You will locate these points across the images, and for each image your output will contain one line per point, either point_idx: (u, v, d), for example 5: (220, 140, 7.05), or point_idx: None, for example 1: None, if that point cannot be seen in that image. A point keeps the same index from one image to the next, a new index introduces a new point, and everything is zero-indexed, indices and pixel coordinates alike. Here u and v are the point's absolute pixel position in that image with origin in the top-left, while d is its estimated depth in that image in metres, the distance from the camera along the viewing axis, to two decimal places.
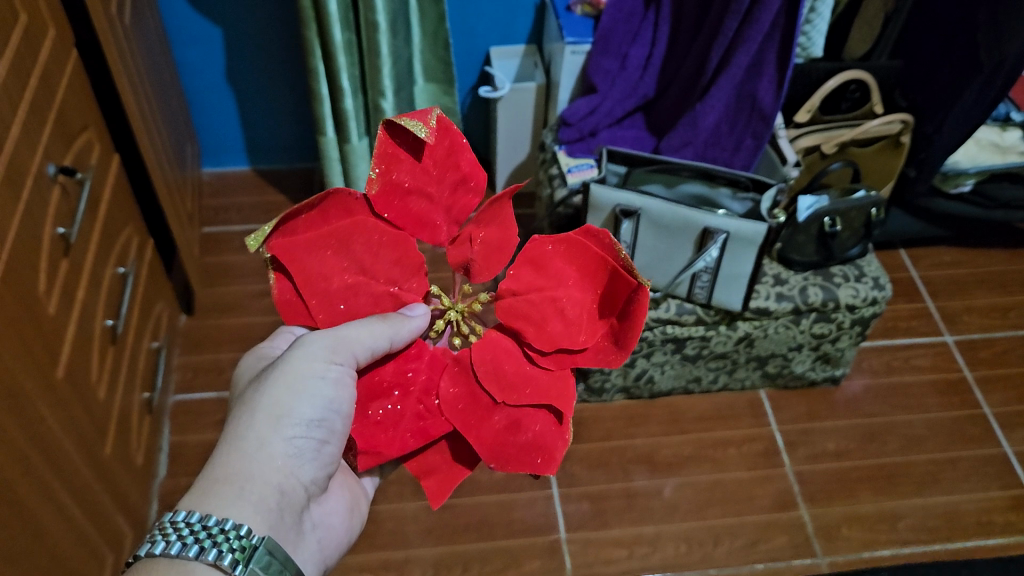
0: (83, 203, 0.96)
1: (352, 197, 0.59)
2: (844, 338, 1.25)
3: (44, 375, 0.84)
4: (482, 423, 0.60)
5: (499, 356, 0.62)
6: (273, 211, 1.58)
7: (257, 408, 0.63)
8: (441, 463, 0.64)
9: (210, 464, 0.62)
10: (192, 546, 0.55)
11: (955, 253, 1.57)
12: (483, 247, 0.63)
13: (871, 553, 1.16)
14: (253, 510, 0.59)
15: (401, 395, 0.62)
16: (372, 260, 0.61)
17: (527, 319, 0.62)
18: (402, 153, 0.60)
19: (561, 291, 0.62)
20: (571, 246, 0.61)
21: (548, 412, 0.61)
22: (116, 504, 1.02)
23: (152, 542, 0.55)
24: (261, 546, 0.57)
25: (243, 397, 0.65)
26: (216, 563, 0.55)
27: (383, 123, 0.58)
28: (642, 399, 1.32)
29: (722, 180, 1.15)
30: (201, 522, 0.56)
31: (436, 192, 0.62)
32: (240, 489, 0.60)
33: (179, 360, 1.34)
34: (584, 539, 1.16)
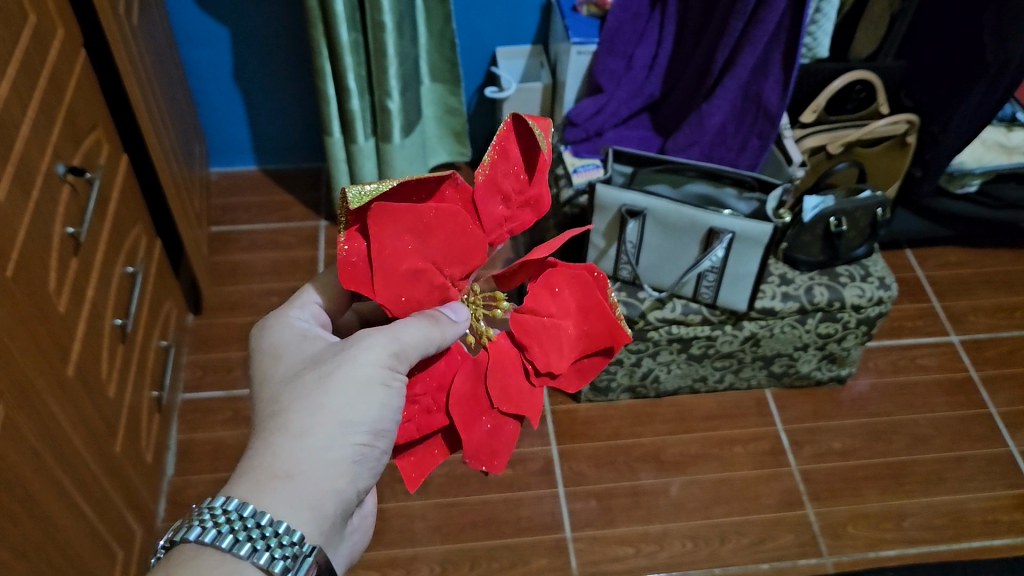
0: (93, 202, 0.97)
1: (451, 184, 0.59)
2: (850, 338, 1.25)
3: (55, 371, 0.84)
4: (475, 429, 0.61)
5: (504, 363, 0.62)
6: (280, 211, 1.59)
7: (325, 409, 0.58)
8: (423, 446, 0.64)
9: (263, 454, 0.57)
10: (245, 544, 0.53)
11: (962, 252, 1.57)
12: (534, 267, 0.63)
13: (877, 551, 1.17)
14: (310, 516, 0.56)
15: (421, 386, 0.63)
16: (444, 252, 0.59)
17: (536, 339, 0.62)
18: (509, 154, 0.61)
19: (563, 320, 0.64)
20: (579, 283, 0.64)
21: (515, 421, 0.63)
22: (125, 502, 1.02)
23: (200, 527, 0.54)
24: (310, 555, 0.55)
25: (295, 384, 0.60)
26: (267, 568, 0.53)
27: (513, 115, 0.60)
28: (648, 398, 1.32)
29: (727, 180, 1.16)
30: (256, 518, 0.54)
31: (510, 203, 0.62)
32: (301, 491, 0.56)
33: (187, 358, 1.35)
34: (591, 537, 1.16)
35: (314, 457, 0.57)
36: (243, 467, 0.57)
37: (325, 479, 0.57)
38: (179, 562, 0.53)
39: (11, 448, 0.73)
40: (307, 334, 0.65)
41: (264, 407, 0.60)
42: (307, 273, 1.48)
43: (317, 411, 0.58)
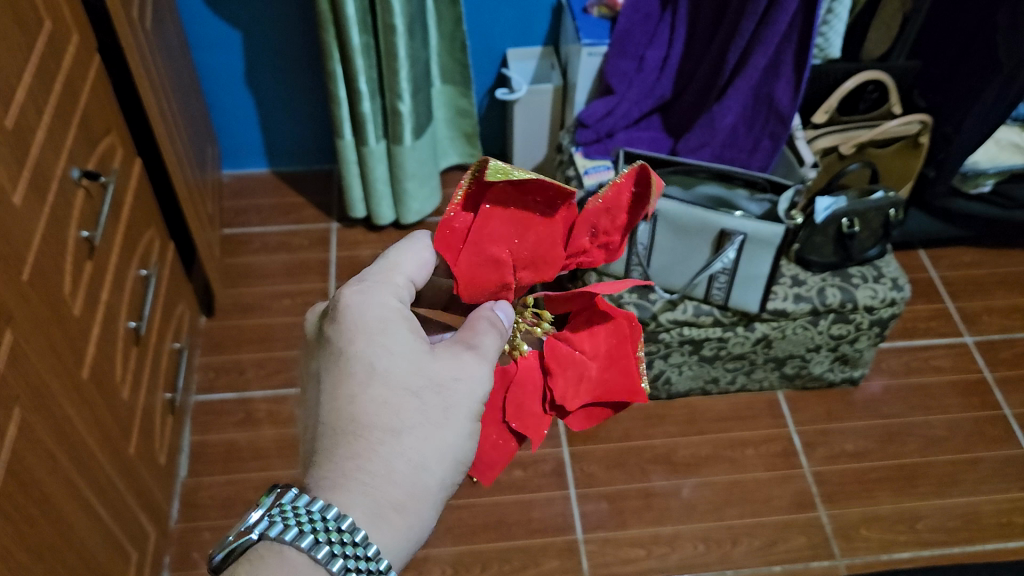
0: (107, 206, 0.98)
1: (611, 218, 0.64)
2: (862, 339, 1.25)
3: (69, 374, 0.85)
4: (494, 464, 0.64)
5: (525, 381, 0.64)
6: (293, 213, 1.59)
7: (438, 436, 0.57)
8: None
9: (379, 479, 0.55)
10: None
11: (976, 253, 1.56)
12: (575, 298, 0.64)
13: (890, 554, 1.16)
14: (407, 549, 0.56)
15: None
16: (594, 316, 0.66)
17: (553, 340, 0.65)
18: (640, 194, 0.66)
19: (592, 362, 0.64)
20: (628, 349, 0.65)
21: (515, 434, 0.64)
22: (139, 503, 1.03)
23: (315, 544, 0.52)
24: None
25: (415, 403, 0.57)
26: None
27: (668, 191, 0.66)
28: (659, 400, 1.32)
29: (739, 182, 1.16)
30: (366, 550, 0.52)
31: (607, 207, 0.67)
32: (408, 525, 0.55)
33: (200, 359, 1.36)
34: (602, 538, 1.16)
35: (426, 488, 0.57)
36: (360, 485, 0.55)
37: (432, 509, 0.57)
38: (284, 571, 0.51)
39: (27, 450, 0.74)
40: (411, 327, 0.60)
41: (379, 414, 0.56)
42: (319, 275, 1.49)
43: (432, 440, 0.57)
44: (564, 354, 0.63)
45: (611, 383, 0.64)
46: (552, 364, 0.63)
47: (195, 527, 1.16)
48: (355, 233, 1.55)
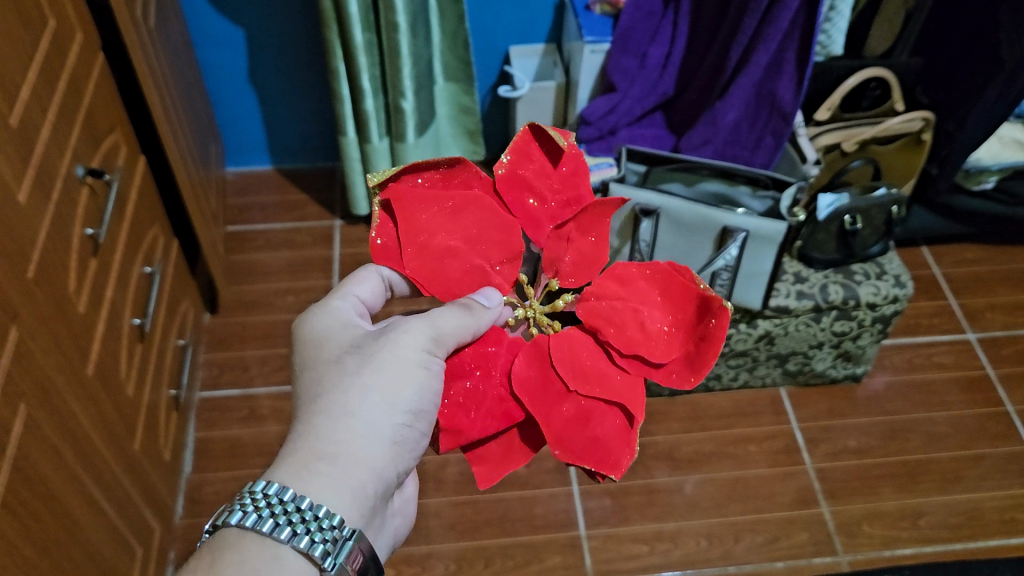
0: (112, 203, 0.98)
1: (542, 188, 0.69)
2: (865, 336, 1.25)
3: (74, 370, 0.85)
4: (622, 450, 0.63)
5: (577, 347, 0.65)
6: (296, 210, 1.60)
7: (368, 390, 0.61)
8: (493, 454, 0.65)
9: (308, 441, 0.59)
10: (285, 528, 0.55)
11: (979, 249, 1.56)
12: (578, 258, 0.68)
13: (893, 550, 1.16)
14: (348, 497, 0.58)
15: (482, 376, 0.64)
16: (624, 272, 0.69)
17: (608, 320, 0.65)
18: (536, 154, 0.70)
19: (643, 307, 0.66)
20: (667, 276, 0.67)
21: (617, 411, 0.63)
22: (144, 499, 1.04)
23: (243, 513, 0.55)
24: (352, 538, 0.57)
25: (344, 370, 0.63)
26: (307, 551, 0.55)
27: (535, 127, 0.70)
28: (662, 397, 1.32)
29: (742, 178, 1.16)
30: (296, 503, 0.55)
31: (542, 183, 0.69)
32: (345, 473, 0.59)
33: (204, 356, 1.36)
34: (605, 534, 1.17)
35: (359, 438, 0.60)
36: (293, 447, 0.60)
37: (368, 459, 0.60)
38: (224, 545, 0.54)
39: (33, 446, 0.74)
40: (350, 328, 0.66)
41: (311, 389, 0.63)
42: (323, 272, 1.49)
43: (358, 395, 0.61)
44: (608, 313, 0.65)
45: (681, 314, 0.66)
46: (602, 327, 0.64)
47: (200, 523, 1.17)
48: (358, 230, 1.56)
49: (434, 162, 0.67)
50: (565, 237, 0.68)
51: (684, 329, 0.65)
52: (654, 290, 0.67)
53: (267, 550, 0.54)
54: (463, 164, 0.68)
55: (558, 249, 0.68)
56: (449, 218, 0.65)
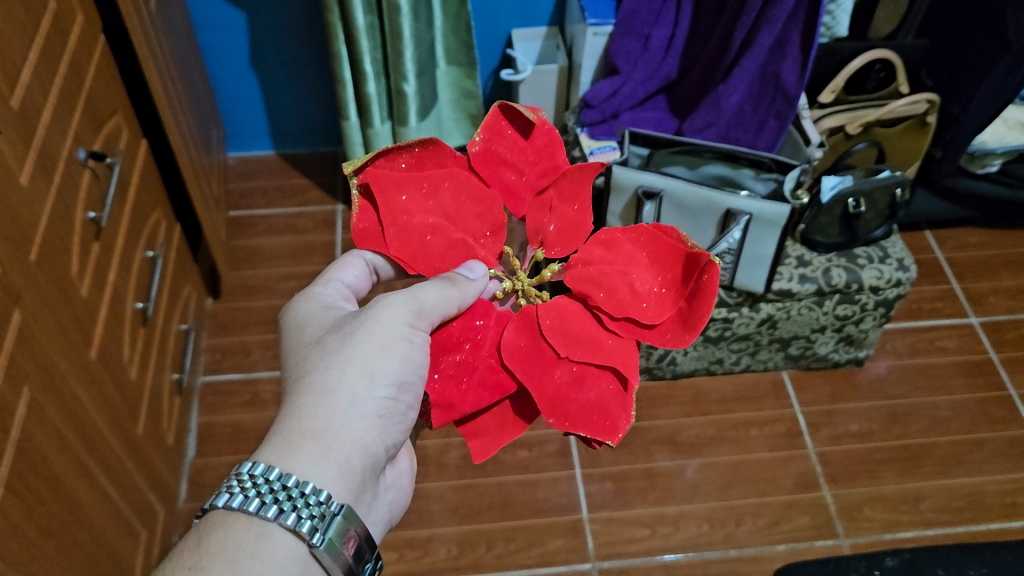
0: (113, 187, 0.98)
1: (514, 163, 0.69)
2: (868, 319, 1.25)
3: (78, 354, 0.86)
4: (620, 414, 0.64)
5: (568, 315, 0.66)
6: (298, 194, 1.60)
7: (351, 366, 0.62)
8: (490, 427, 0.66)
9: (294, 420, 0.60)
10: (271, 507, 0.55)
11: (982, 234, 1.55)
12: (561, 227, 0.70)
13: (894, 533, 1.17)
14: (335, 471, 0.58)
15: (471, 350, 0.65)
16: (611, 237, 0.69)
17: (596, 285, 0.66)
18: (507, 130, 0.70)
19: (631, 270, 0.67)
20: (651, 235, 0.68)
21: (612, 376, 0.65)
22: (148, 483, 1.04)
23: (230, 495, 0.55)
24: (340, 514, 0.57)
25: (328, 349, 0.63)
26: (294, 528, 0.54)
27: (500, 103, 0.69)
28: (664, 380, 1.32)
29: (745, 162, 1.15)
30: (281, 482, 0.56)
31: (519, 159, 0.70)
32: (331, 449, 0.59)
33: (207, 341, 1.36)
34: (606, 518, 1.17)
35: (344, 413, 0.61)
36: (278, 427, 0.60)
37: (354, 433, 0.60)
38: (210, 527, 0.55)
39: (36, 429, 0.74)
40: (332, 310, 0.68)
41: (296, 371, 0.63)
42: (325, 257, 1.49)
43: (342, 372, 0.62)
44: (596, 279, 0.66)
45: (670, 272, 0.67)
46: (591, 293, 0.66)
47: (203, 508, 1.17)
48: None
49: (406, 145, 0.66)
50: (546, 206, 0.70)
51: (673, 289, 0.66)
52: (642, 252, 0.68)
53: (254, 529, 0.54)
54: (437, 145, 0.67)
55: (542, 218, 0.70)
56: (427, 199, 0.67)
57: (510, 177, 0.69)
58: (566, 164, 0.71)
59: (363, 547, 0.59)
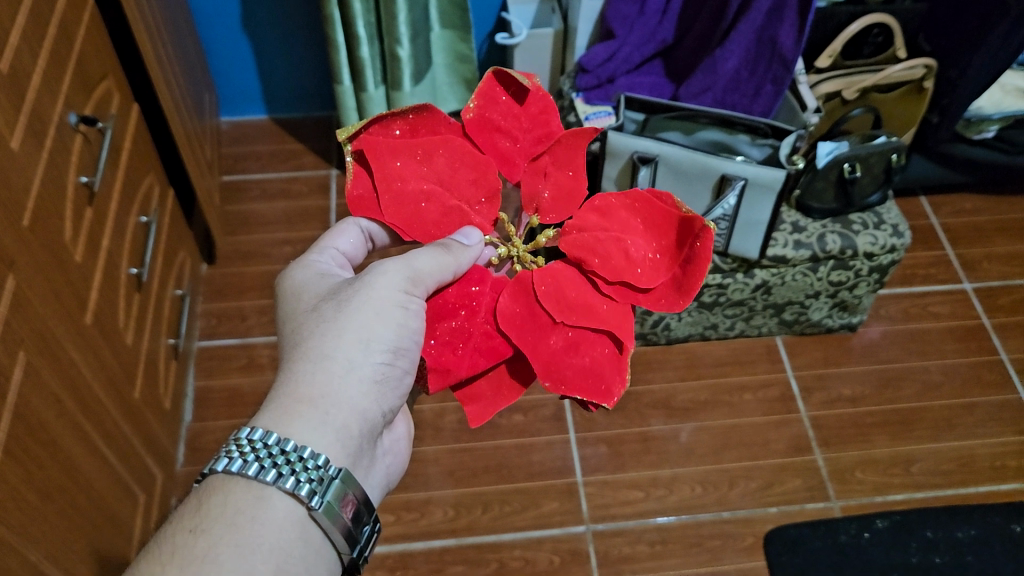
0: (105, 151, 0.97)
1: (508, 129, 0.69)
2: (862, 285, 1.25)
3: (73, 319, 0.86)
4: (614, 378, 0.65)
5: (563, 280, 0.66)
6: (292, 159, 1.59)
7: (347, 333, 0.62)
8: (485, 392, 0.67)
9: (292, 386, 0.60)
10: (270, 471, 0.55)
11: (977, 200, 1.56)
12: (556, 193, 0.70)
13: (884, 496, 1.18)
14: (333, 437, 0.59)
15: (467, 316, 0.65)
16: (606, 204, 0.70)
17: (592, 251, 0.66)
18: (501, 96, 0.70)
19: (626, 236, 0.67)
20: (645, 203, 0.69)
21: (607, 341, 0.66)
22: (145, 447, 1.05)
23: (229, 460, 0.56)
24: (337, 478, 0.57)
25: (324, 316, 0.63)
26: (293, 492, 0.55)
27: (493, 69, 0.69)
28: (658, 345, 1.33)
29: (740, 127, 1.15)
30: (280, 447, 0.56)
31: (513, 126, 0.70)
32: (328, 416, 0.59)
33: (202, 306, 1.36)
34: (601, 481, 1.18)
35: (341, 379, 0.61)
36: (276, 394, 0.60)
37: (351, 398, 0.61)
38: (210, 491, 0.55)
39: (34, 394, 0.75)
40: (328, 278, 0.68)
41: (292, 337, 0.63)
42: (320, 222, 1.48)
43: (338, 338, 0.62)
44: (592, 244, 0.66)
45: (664, 239, 0.68)
46: (588, 258, 0.66)
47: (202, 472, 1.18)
48: None
49: (401, 112, 0.67)
50: (541, 172, 0.70)
51: (668, 255, 0.67)
52: (636, 220, 0.69)
53: (253, 492, 0.55)
54: (431, 111, 0.68)
55: (536, 185, 0.70)
56: (422, 165, 0.67)
57: (504, 144, 0.69)
58: (560, 129, 0.71)
59: (362, 511, 0.59)
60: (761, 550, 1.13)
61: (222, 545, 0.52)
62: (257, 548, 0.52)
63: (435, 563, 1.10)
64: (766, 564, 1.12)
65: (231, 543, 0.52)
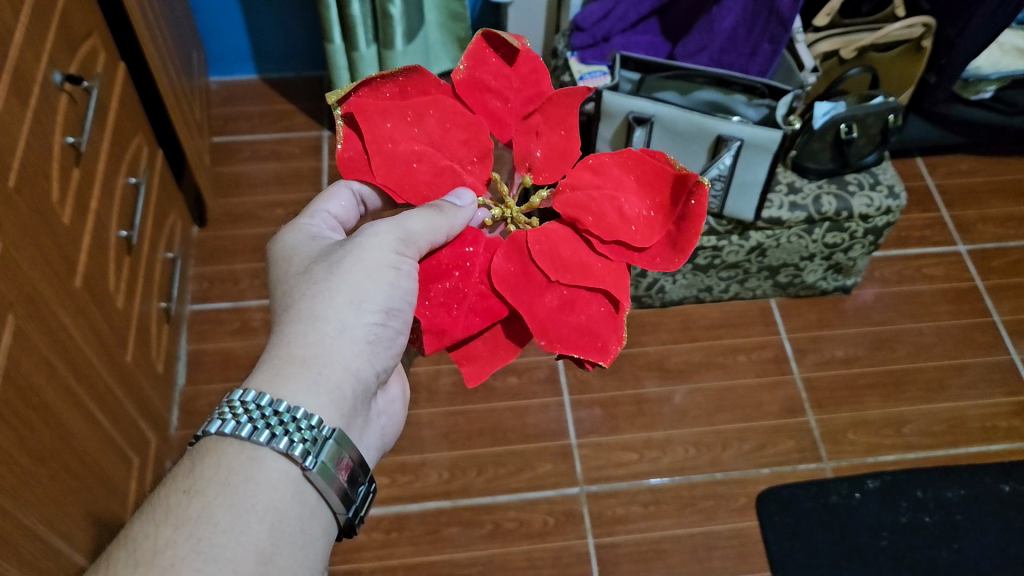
0: (92, 112, 0.95)
1: (497, 89, 0.68)
2: (856, 248, 1.25)
3: (62, 282, 0.85)
4: (609, 336, 0.64)
5: (557, 240, 0.66)
6: (283, 120, 1.57)
7: (339, 293, 0.61)
8: (480, 352, 0.66)
9: (285, 347, 0.59)
10: (264, 431, 0.55)
11: (973, 161, 1.55)
12: (549, 152, 0.69)
13: (876, 457, 1.19)
14: (326, 397, 0.58)
15: (461, 277, 0.65)
16: (600, 162, 0.69)
17: (586, 211, 0.65)
18: (491, 57, 0.69)
19: (619, 194, 0.67)
20: (638, 160, 0.68)
21: (603, 299, 0.65)
22: (139, 410, 1.04)
23: (222, 421, 0.55)
24: (332, 437, 0.57)
25: (315, 277, 0.63)
26: (287, 452, 0.54)
27: (481, 31, 0.68)
28: (653, 308, 1.33)
29: (737, 87, 1.13)
30: (273, 407, 0.55)
31: (504, 85, 0.68)
32: (321, 376, 0.59)
33: (194, 269, 1.35)
34: (595, 443, 1.19)
35: (334, 339, 0.60)
36: (269, 356, 0.60)
37: (344, 358, 0.60)
38: (204, 452, 0.55)
39: (24, 357, 0.74)
40: (319, 241, 0.67)
41: (284, 299, 0.63)
42: (312, 184, 1.47)
43: (330, 299, 0.61)
44: (586, 203, 0.66)
45: (658, 196, 0.67)
46: (581, 216, 0.65)
47: None
48: None
49: (391, 73, 0.65)
50: (534, 131, 0.69)
51: (663, 212, 0.66)
52: (629, 177, 0.68)
53: (246, 453, 0.54)
54: (421, 73, 0.66)
55: (529, 144, 0.69)
56: (413, 127, 0.66)
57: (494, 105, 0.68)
58: (550, 88, 0.69)
59: (358, 470, 0.59)
60: (754, 511, 1.14)
61: (216, 507, 0.52)
62: (251, 508, 0.52)
63: (431, 525, 1.11)
64: (759, 524, 1.13)
65: (225, 504, 0.52)
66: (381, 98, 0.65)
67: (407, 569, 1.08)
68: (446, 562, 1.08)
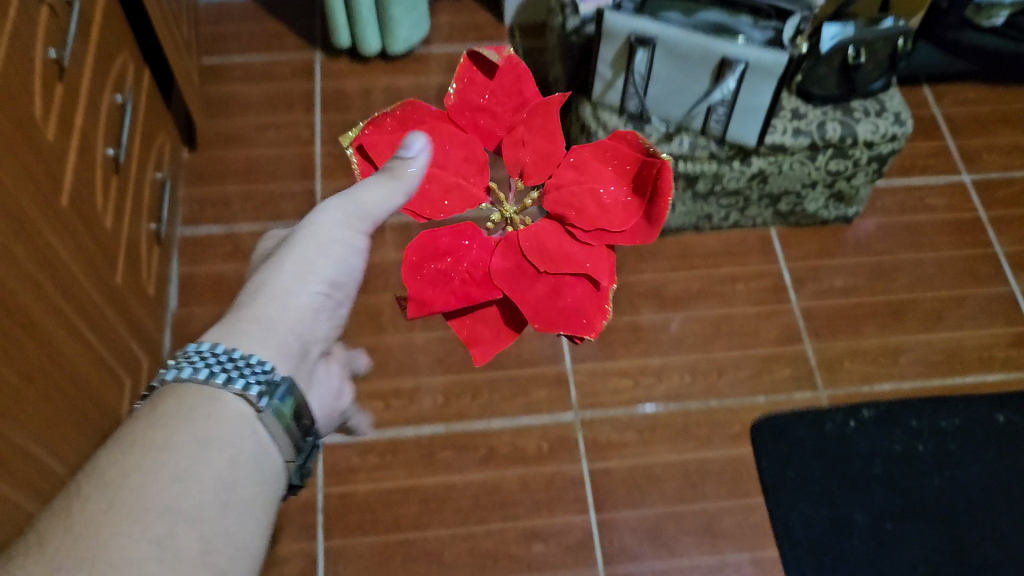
0: (73, 25, 0.92)
1: (483, 107, 0.67)
2: (859, 176, 1.22)
3: (47, 200, 0.83)
4: (594, 312, 0.64)
5: (545, 238, 0.64)
6: (273, 41, 1.52)
7: (286, 261, 0.62)
8: (484, 335, 0.67)
9: (236, 312, 0.60)
10: (217, 374, 0.54)
11: (981, 89, 1.51)
12: (533, 154, 0.65)
13: (872, 386, 1.18)
14: (273, 351, 0.59)
15: (452, 261, 0.64)
16: (587, 159, 0.66)
17: (568, 207, 0.64)
18: (478, 74, 0.68)
19: (598, 185, 0.65)
20: (614, 148, 0.66)
21: (586, 281, 0.64)
22: (130, 332, 1.03)
23: (174, 368, 0.55)
24: (286, 382, 0.57)
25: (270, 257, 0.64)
26: (242, 392, 0.54)
27: (466, 54, 0.67)
28: (651, 236, 1.30)
29: (744, 9, 1.09)
30: (224, 354, 0.56)
31: (493, 103, 0.67)
32: (267, 332, 0.59)
33: (184, 193, 1.32)
34: (591, 370, 1.18)
35: (285, 304, 0.61)
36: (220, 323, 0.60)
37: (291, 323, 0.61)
38: (160, 397, 0.53)
39: (10, 275, 0.72)
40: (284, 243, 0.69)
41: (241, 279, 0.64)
42: (302, 106, 1.43)
43: (283, 269, 0.62)
44: (566, 198, 0.65)
45: (637, 175, 0.65)
46: (564, 212, 0.64)
47: None
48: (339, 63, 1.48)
49: (389, 110, 0.66)
50: (520, 141, 0.65)
51: (641, 197, 0.65)
52: (608, 165, 0.66)
53: (205, 394, 0.53)
54: (416, 105, 0.67)
55: (515, 154, 0.65)
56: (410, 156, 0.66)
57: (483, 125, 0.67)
58: (538, 95, 0.67)
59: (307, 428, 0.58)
60: (749, 438, 1.14)
61: (178, 434, 0.50)
62: (211, 441, 0.51)
63: (425, 449, 1.11)
64: (753, 451, 1.13)
65: (188, 433, 0.51)
66: (383, 134, 0.66)
67: (401, 492, 1.08)
68: (439, 486, 1.09)
